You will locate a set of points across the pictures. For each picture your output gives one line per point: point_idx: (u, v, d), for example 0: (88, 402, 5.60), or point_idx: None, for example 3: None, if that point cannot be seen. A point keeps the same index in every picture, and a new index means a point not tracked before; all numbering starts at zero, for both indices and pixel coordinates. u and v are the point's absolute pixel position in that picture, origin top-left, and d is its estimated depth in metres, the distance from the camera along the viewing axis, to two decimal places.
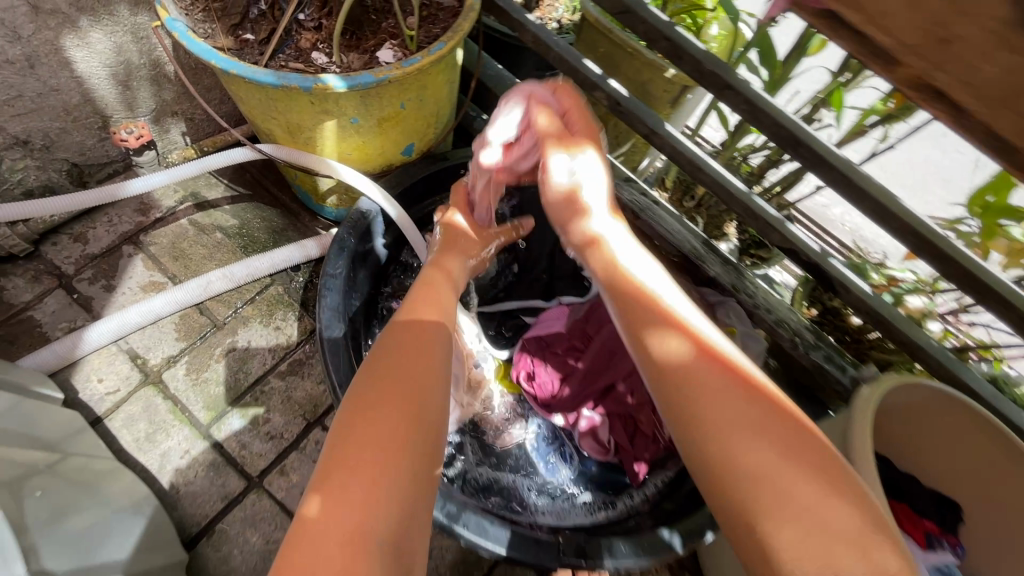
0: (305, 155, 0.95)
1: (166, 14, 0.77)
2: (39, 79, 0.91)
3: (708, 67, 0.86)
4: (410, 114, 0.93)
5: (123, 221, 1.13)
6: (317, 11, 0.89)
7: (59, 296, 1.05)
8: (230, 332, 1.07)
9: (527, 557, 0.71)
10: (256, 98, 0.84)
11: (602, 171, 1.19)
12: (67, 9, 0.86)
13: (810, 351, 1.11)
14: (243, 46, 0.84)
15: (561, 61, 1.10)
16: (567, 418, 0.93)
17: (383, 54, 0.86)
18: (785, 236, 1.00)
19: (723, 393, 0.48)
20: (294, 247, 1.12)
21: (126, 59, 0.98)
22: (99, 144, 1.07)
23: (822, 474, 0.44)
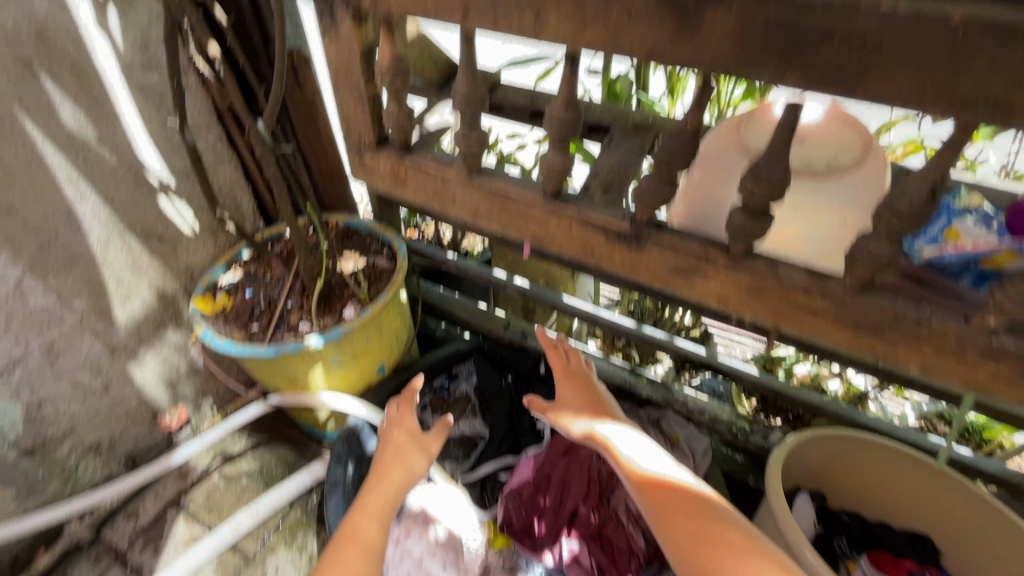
0: (304, 395, 1.26)
1: (200, 330, 1.17)
2: (111, 396, 1.26)
3: (566, 257, 1.28)
4: (375, 345, 1.28)
5: (167, 489, 1.37)
6: (299, 296, 1.30)
7: (116, 572, 1.24)
8: (261, 563, 1.24)
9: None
10: (264, 366, 1.20)
11: (536, 341, 1.49)
12: (133, 343, 1.26)
13: (750, 436, 1.32)
14: (253, 335, 1.22)
15: (479, 275, 1.51)
16: (552, 554, 1.06)
17: (348, 311, 1.24)
18: (678, 349, 1.31)
19: None
20: (305, 472, 1.35)
21: (170, 365, 1.36)
22: (150, 432, 1.38)
23: None
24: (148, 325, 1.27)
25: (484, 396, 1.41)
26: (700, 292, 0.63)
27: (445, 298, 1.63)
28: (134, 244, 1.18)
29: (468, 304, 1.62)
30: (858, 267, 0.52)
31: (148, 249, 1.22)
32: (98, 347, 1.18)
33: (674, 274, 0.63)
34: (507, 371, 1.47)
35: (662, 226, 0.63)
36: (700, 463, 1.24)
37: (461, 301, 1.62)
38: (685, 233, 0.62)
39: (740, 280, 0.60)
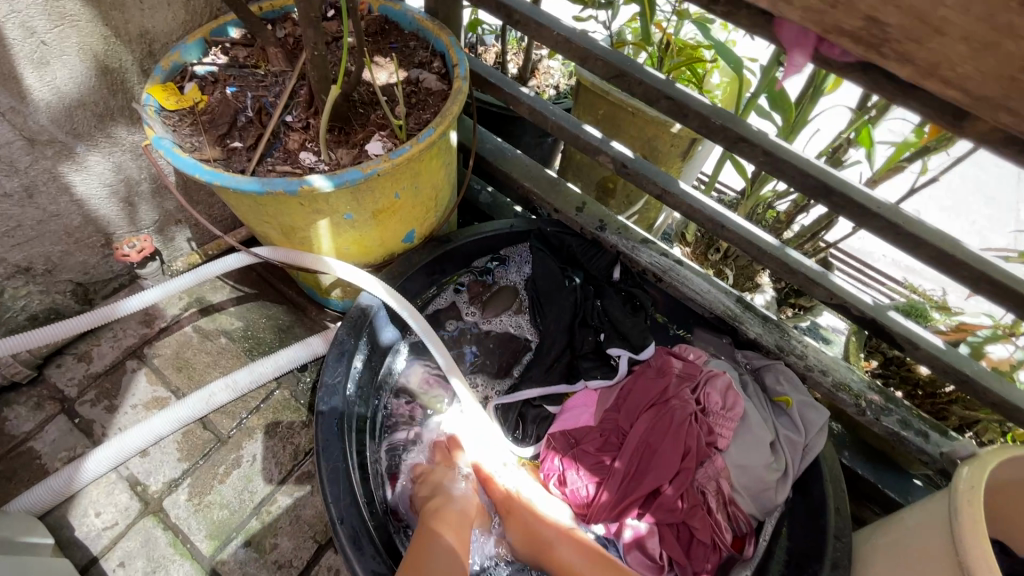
0: (303, 255, 0.91)
1: (152, 133, 0.77)
2: (39, 206, 0.91)
3: (717, 121, 0.80)
4: (406, 203, 0.89)
5: (128, 334, 1.10)
6: (304, 111, 0.88)
7: (59, 423, 1.00)
8: (235, 446, 1.00)
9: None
10: (246, 205, 0.82)
11: (617, 235, 1.09)
12: (64, 137, 0.87)
13: (881, 416, 0.97)
14: (231, 155, 0.82)
15: (559, 128, 1.05)
16: (608, 528, 0.80)
17: (372, 146, 0.83)
18: (831, 290, 0.90)
19: None
20: (300, 346, 1.06)
21: (125, 177, 0.99)
22: (103, 261, 1.06)
23: None
24: (85, 113, 0.88)
25: (539, 295, 1.06)
26: None
27: (501, 153, 1.19)
28: None
29: (531, 168, 1.18)
30: None
31: None
32: (4, 132, 0.81)
33: None
34: (572, 269, 1.10)
35: None
36: (813, 442, 0.91)
37: (523, 162, 1.18)
38: None
39: None
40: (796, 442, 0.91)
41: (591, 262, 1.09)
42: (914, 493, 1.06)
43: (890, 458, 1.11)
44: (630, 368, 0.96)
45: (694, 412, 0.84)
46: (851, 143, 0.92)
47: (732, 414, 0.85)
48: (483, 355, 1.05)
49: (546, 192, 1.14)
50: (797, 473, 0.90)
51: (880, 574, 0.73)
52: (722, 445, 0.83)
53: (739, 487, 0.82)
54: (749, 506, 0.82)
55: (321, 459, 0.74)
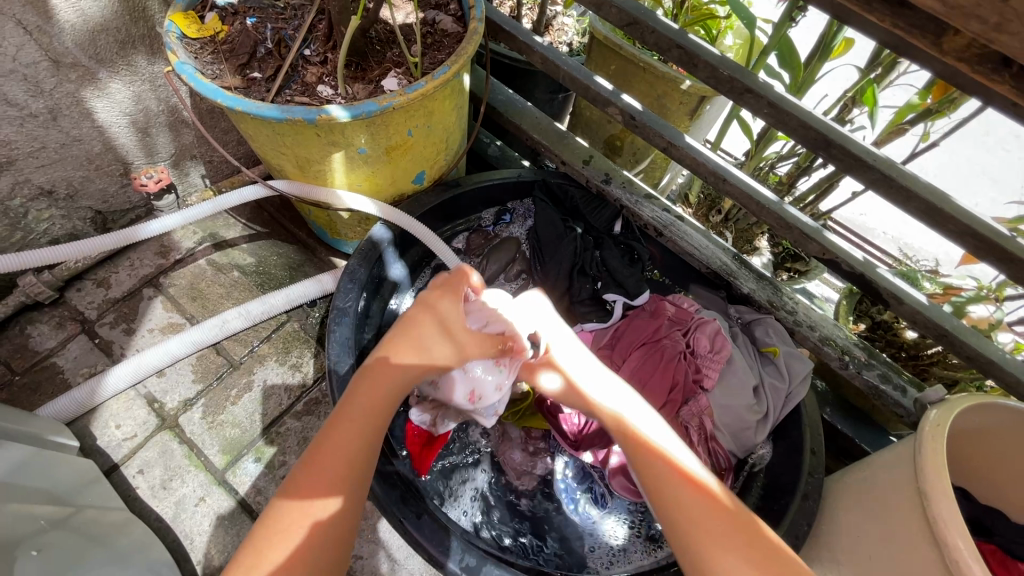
0: (317, 190, 0.95)
1: (175, 58, 0.79)
2: (62, 130, 0.94)
3: (724, 71, 0.82)
4: (418, 142, 0.92)
5: (145, 264, 1.14)
6: (322, 45, 0.89)
7: (81, 342, 1.06)
8: (247, 372, 1.05)
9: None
10: (264, 134, 0.85)
11: (621, 189, 1.12)
12: (87, 62, 0.89)
13: (862, 371, 1.01)
14: (251, 85, 0.84)
15: (571, 79, 1.06)
16: (596, 455, 0.87)
17: (388, 83, 0.86)
18: (825, 246, 0.93)
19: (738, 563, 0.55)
20: (311, 281, 1.10)
21: (145, 107, 1.01)
22: (122, 191, 1.10)
23: None
24: (107, 39, 0.89)
25: (542, 243, 1.09)
26: None
27: (511, 104, 1.21)
28: None
29: (541, 120, 1.20)
30: None
31: None
32: (30, 52, 0.83)
33: None
34: (575, 221, 1.13)
35: None
36: (795, 390, 0.96)
37: (533, 113, 1.20)
38: None
39: None
40: (779, 389, 0.96)
41: (593, 214, 1.12)
42: (889, 448, 1.12)
43: (868, 416, 1.17)
44: (626, 314, 1.00)
45: (684, 353, 0.90)
46: (855, 103, 0.93)
47: (719, 357, 0.89)
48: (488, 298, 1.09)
49: (554, 144, 1.16)
50: (778, 417, 0.95)
51: (846, 511, 0.81)
52: (707, 385, 0.88)
53: (721, 425, 0.87)
54: (729, 443, 0.87)
55: (332, 374, 0.79)
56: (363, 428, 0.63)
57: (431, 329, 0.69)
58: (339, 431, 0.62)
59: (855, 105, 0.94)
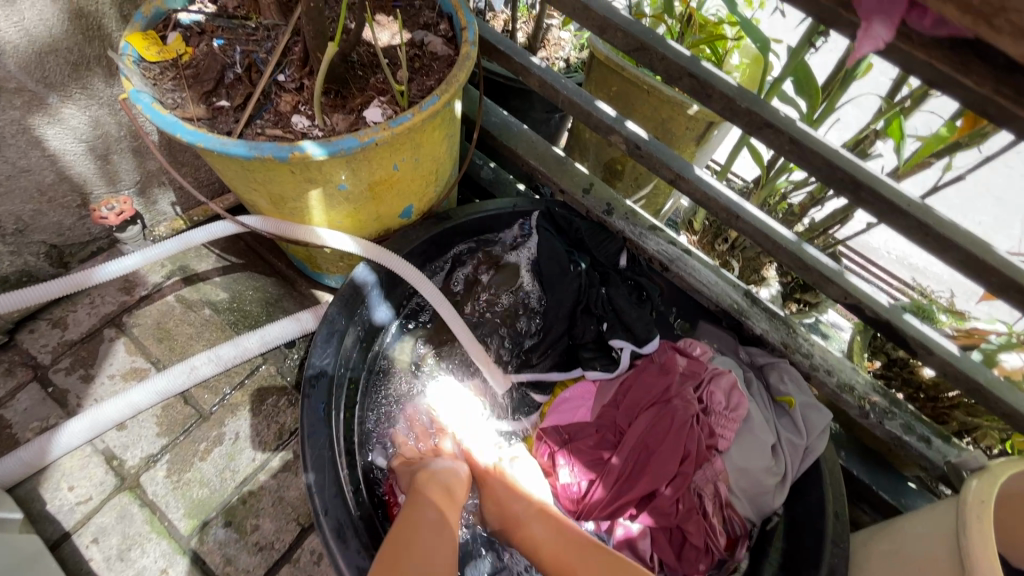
0: (294, 227, 0.86)
1: (129, 86, 0.70)
2: (7, 160, 0.84)
3: (741, 103, 0.75)
4: (405, 175, 0.83)
5: (106, 301, 1.04)
6: (298, 70, 0.81)
7: (33, 391, 0.96)
8: (217, 423, 0.96)
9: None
10: (232, 170, 0.77)
11: (624, 221, 1.04)
12: (34, 86, 0.80)
13: (884, 420, 0.94)
14: (217, 115, 0.76)
15: (571, 104, 0.99)
16: (599, 525, 0.77)
17: (371, 113, 0.77)
18: (847, 289, 0.86)
19: None
20: (289, 321, 1.01)
21: (103, 133, 0.92)
22: (80, 223, 1.00)
23: None
24: (57, 61, 0.80)
25: (543, 278, 0.99)
26: None
27: (506, 128, 1.13)
28: None
29: (538, 144, 1.12)
30: None
31: None
32: None
33: None
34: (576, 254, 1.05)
35: None
36: (814, 444, 0.88)
37: (530, 138, 1.12)
38: None
39: None
40: (797, 444, 0.88)
41: (599, 247, 1.03)
42: (909, 497, 1.05)
43: (888, 461, 1.10)
44: (632, 361, 0.92)
45: (696, 413, 0.79)
46: (878, 135, 0.87)
47: (734, 415, 0.82)
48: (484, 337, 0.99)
49: (552, 171, 1.08)
50: (795, 476, 0.88)
51: (880, 569, 0.74)
52: (723, 446, 0.80)
53: (735, 489, 0.80)
54: (745, 508, 0.80)
55: (305, 446, 0.70)
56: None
57: (436, 476, 0.75)
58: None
59: (878, 137, 0.87)
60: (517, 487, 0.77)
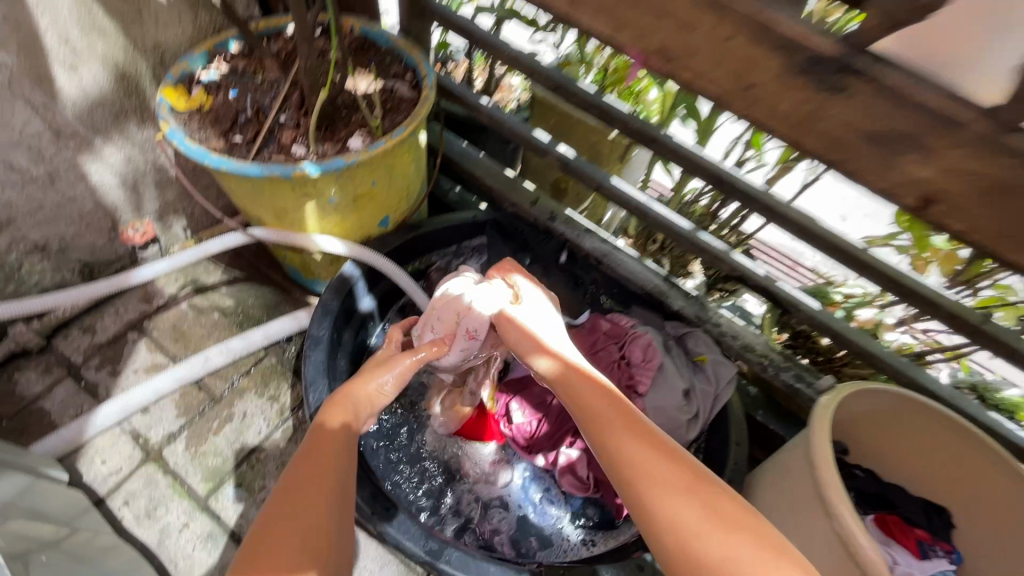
0: (292, 235, 1.07)
1: (167, 127, 0.92)
2: (58, 191, 1.04)
3: (635, 125, 0.99)
4: (382, 190, 1.06)
5: (129, 309, 1.23)
6: (295, 112, 1.04)
7: (67, 386, 1.12)
8: (228, 404, 1.13)
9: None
10: (245, 189, 0.98)
11: (565, 225, 1.26)
12: (85, 131, 1.01)
13: (780, 372, 1.16)
14: (234, 148, 0.98)
15: (514, 133, 1.23)
16: (547, 457, 0.96)
17: (354, 142, 1.00)
18: (734, 265, 1.10)
19: (692, 504, 0.53)
20: (287, 318, 1.20)
21: (134, 168, 1.13)
22: (109, 244, 1.19)
23: (749, 532, 0.51)
24: (103, 111, 1.02)
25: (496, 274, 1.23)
26: (896, 180, 0.42)
27: (466, 156, 1.37)
28: None
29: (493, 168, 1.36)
30: None
31: (103, 5, 0.92)
32: (35, 125, 0.95)
33: (870, 143, 0.41)
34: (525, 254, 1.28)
35: (883, 58, 0.38)
36: (722, 392, 1.09)
37: (485, 162, 1.36)
38: (918, 76, 0.38)
39: (985, 169, 0.38)
40: (707, 392, 1.09)
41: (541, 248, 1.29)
42: None
43: None
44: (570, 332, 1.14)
45: (617, 361, 1.03)
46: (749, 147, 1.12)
47: (650, 364, 1.03)
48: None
49: (504, 188, 1.32)
50: (707, 418, 1.09)
51: (765, 480, 0.95)
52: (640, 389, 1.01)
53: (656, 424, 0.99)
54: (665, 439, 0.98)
55: (308, 396, 0.89)
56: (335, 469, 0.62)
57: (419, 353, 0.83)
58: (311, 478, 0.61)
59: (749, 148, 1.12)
60: (528, 330, 0.76)
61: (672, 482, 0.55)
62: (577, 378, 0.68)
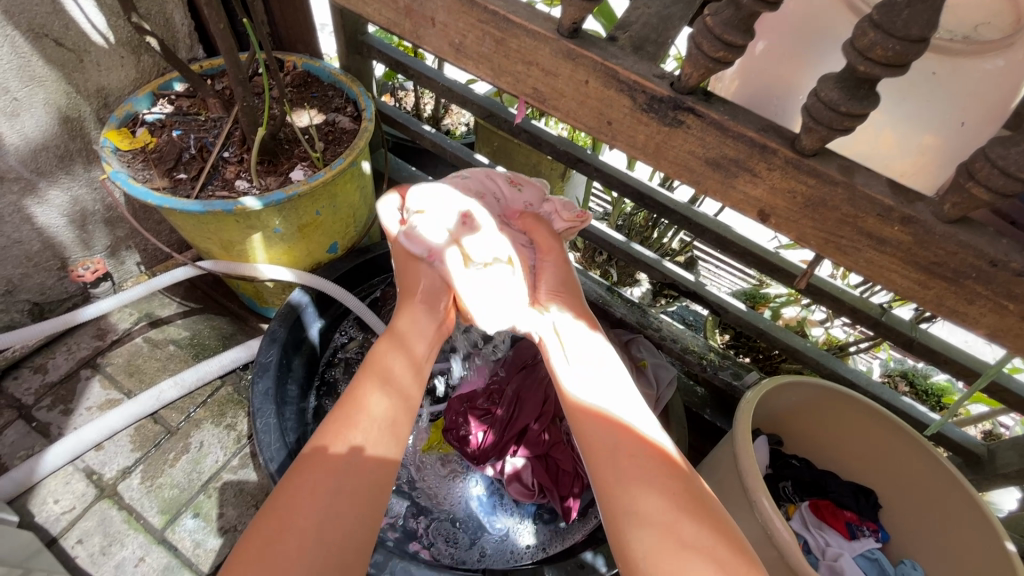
0: (240, 265, 1.10)
1: (109, 169, 0.95)
2: (3, 234, 1.06)
3: (562, 147, 1.06)
4: (327, 218, 1.10)
5: (82, 347, 1.23)
6: (239, 147, 1.08)
7: (18, 427, 1.12)
8: (184, 436, 1.15)
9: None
10: (190, 224, 1.01)
11: None
12: (29, 175, 1.04)
13: (718, 371, 1.23)
14: (178, 185, 1.01)
15: (456, 157, 1.29)
16: (495, 467, 1.00)
17: (296, 174, 1.05)
18: (665, 273, 1.18)
19: (655, 488, 0.62)
20: (241, 347, 1.23)
21: (82, 207, 1.15)
22: (59, 283, 1.21)
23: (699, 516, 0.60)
24: (47, 155, 1.05)
25: None
26: (737, 197, 0.48)
27: (415, 180, 1.42)
28: (19, 42, 0.92)
29: None
30: (976, 183, 0.37)
31: (42, 54, 0.96)
32: None
33: (709, 167, 0.48)
34: None
35: (709, 96, 0.45)
36: (663, 393, 1.15)
37: None
38: (739, 111, 0.45)
39: (797, 186, 0.45)
40: (649, 394, 1.15)
41: None
42: None
43: None
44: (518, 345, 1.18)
45: None
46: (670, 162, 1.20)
47: None
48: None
49: None
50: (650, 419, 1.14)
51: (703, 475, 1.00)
52: None
53: None
54: None
55: (257, 421, 0.92)
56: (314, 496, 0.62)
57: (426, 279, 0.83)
58: (272, 518, 0.61)
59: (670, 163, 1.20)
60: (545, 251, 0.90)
61: (647, 469, 0.64)
62: (644, 457, 0.65)
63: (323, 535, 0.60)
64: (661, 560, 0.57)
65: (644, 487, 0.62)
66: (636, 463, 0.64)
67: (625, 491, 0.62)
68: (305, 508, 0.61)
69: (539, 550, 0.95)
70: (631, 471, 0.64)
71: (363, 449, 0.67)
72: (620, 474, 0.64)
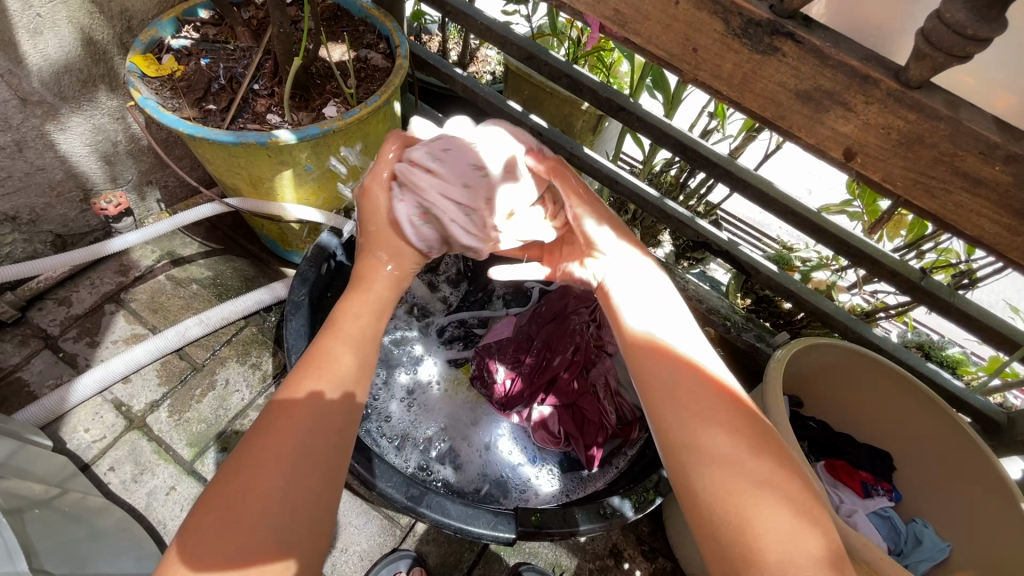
0: (267, 204, 1.08)
1: (138, 94, 0.91)
2: (27, 160, 1.04)
3: (604, 95, 1.03)
4: (357, 159, 1.07)
5: (105, 282, 1.22)
6: (269, 80, 1.05)
7: (45, 357, 1.13)
8: (210, 373, 1.16)
9: (515, 534, 0.80)
10: (219, 157, 0.99)
11: None
12: (52, 99, 1.00)
13: (741, 333, 1.23)
14: (208, 116, 0.98)
15: (488, 103, 1.25)
16: (521, 414, 1.02)
17: (328, 111, 1.02)
18: (698, 231, 1.16)
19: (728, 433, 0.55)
20: (265, 289, 1.22)
21: (105, 137, 1.12)
22: (81, 215, 1.19)
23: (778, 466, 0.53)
24: (71, 79, 1.01)
25: None
26: (822, 134, 0.46)
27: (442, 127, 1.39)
28: None
29: None
30: None
31: None
32: (1, 92, 0.94)
33: (798, 101, 0.46)
34: None
35: (808, 23, 0.43)
36: None
37: None
38: (840, 40, 0.43)
39: (894, 122, 0.43)
40: None
41: None
42: None
43: None
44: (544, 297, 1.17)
45: (589, 323, 1.07)
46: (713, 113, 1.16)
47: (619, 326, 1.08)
48: (439, 282, 1.20)
49: None
50: None
51: None
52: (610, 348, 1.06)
53: (622, 382, 1.05)
54: (632, 396, 1.03)
55: (290, 358, 0.92)
56: (288, 448, 0.54)
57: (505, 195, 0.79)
58: (237, 478, 0.52)
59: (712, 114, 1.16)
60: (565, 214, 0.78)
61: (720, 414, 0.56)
62: (699, 386, 0.58)
63: (292, 501, 0.52)
64: (738, 511, 0.50)
65: (702, 414, 0.56)
66: (707, 407, 0.57)
67: (695, 438, 0.55)
68: (266, 467, 0.52)
69: (562, 494, 0.97)
70: (702, 412, 0.56)
71: (353, 396, 0.61)
72: (689, 417, 0.56)
